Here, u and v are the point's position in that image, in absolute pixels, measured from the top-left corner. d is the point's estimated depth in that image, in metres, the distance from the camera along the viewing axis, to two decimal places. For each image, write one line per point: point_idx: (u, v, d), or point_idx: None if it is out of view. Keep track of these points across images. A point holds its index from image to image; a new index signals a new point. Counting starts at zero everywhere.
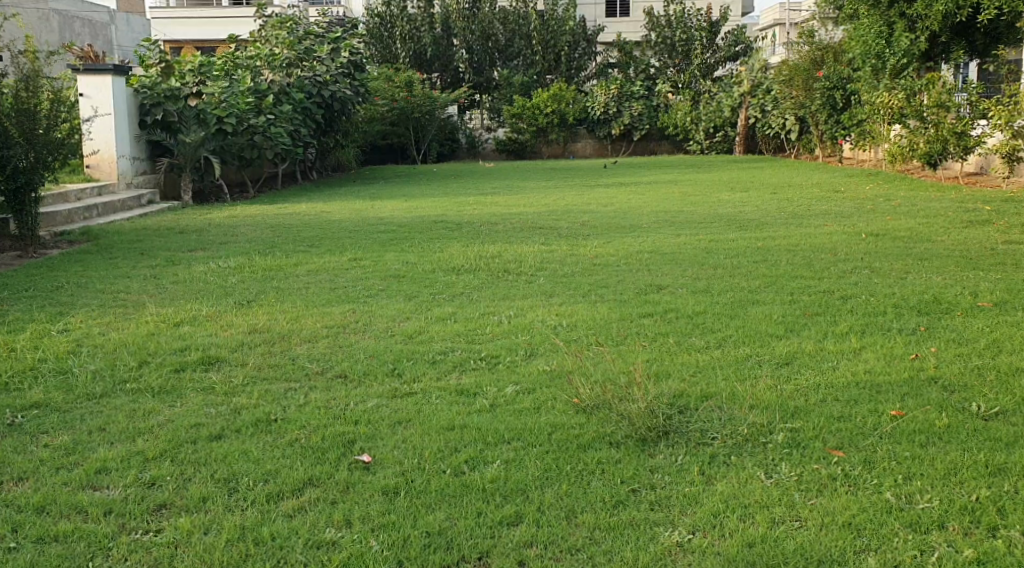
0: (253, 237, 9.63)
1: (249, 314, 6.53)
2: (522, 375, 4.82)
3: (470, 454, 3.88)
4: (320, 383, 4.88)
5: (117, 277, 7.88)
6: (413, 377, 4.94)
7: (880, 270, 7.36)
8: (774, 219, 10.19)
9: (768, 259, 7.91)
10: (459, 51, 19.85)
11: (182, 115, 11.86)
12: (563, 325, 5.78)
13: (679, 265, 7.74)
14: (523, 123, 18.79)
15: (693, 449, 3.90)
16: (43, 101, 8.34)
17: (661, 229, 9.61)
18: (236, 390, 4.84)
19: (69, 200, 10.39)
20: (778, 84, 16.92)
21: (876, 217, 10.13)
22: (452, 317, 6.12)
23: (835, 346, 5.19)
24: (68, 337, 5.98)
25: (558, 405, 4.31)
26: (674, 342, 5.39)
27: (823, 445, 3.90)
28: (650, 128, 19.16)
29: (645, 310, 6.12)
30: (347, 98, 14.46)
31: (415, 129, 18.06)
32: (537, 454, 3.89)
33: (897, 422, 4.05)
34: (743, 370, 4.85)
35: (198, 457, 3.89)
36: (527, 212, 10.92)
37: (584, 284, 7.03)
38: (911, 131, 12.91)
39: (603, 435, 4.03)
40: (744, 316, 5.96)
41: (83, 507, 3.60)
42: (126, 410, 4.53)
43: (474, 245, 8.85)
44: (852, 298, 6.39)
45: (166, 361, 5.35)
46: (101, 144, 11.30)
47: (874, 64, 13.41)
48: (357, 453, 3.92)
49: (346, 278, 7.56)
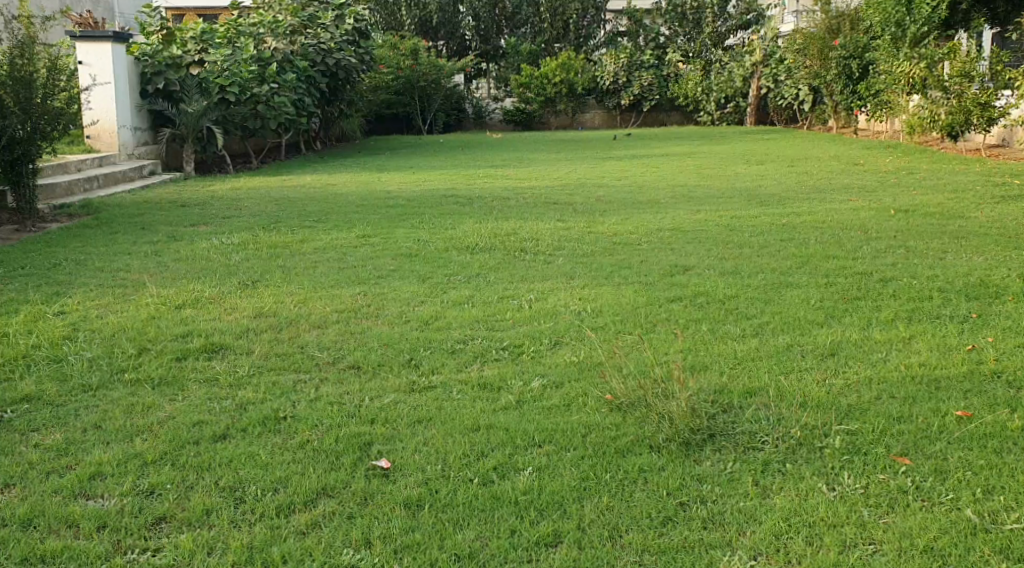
0: (258, 212, 9.30)
1: (255, 296, 6.20)
2: (549, 366, 4.49)
3: (498, 460, 3.55)
4: (331, 375, 4.55)
5: (117, 254, 7.55)
6: (431, 369, 4.61)
7: (916, 250, 7.01)
8: (796, 193, 9.84)
9: (796, 238, 7.55)
10: (466, 18, 19.28)
11: (184, 84, 11.55)
12: (588, 310, 5.44)
13: (703, 243, 7.39)
14: (531, 93, 18.44)
15: (744, 456, 3.58)
16: (40, 69, 8.00)
17: (681, 205, 9.25)
18: (240, 383, 4.51)
19: (68, 171, 10.07)
20: (790, 54, 16.49)
21: (901, 191, 9.78)
22: (468, 301, 5.79)
23: (882, 335, 4.85)
24: (63, 320, 5.65)
25: (590, 402, 3.97)
26: (707, 330, 5.06)
27: (887, 451, 3.59)
28: (660, 98, 18.77)
29: (673, 295, 5.77)
30: (352, 66, 14.03)
31: (421, 98, 17.65)
32: (571, 461, 3.56)
33: (965, 425, 3.75)
34: (786, 362, 4.51)
35: (201, 461, 3.57)
36: (539, 187, 10.57)
37: (605, 264, 6.69)
38: (932, 102, 12.57)
39: (643, 438, 3.69)
40: (779, 301, 5.62)
41: (75, 520, 3.27)
42: (122, 405, 4.20)
43: (488, 221, 8.52)
44: (892, 281, 6.05)
45: (166, 348, 5.03)
46: (100, 114, 10.94)
47: (894, 32, 12.92)
48: (374, 457, 3.59)
49: (354, 257, 7.24)
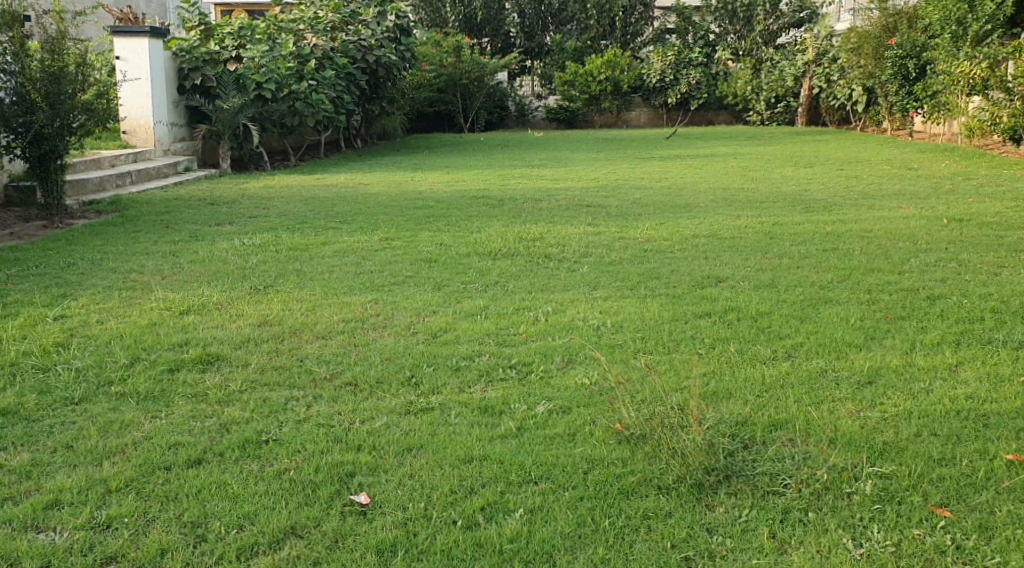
0: (286, 211, 9.07)
1: (263, 302, 5.93)
2: (557, 390, 4.19)
3: (487, 499, 3.32)
4: (325, 392, 4.26)
5: (133, 253, 7.33)
6: (432, 389, 4.32)
7: (969, 264, 6.58)
8: (842, 199, 9.42)
9: (838, 247, 7.17)
10: (511, 15, 18.96)
11: (221, 80, 11.32)
12: (606, 325, 5.12)
13: (740, 252, 7.04)
14: (575, 90, 18.09)
15: (761, 502, 3.30)
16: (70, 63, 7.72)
17: (718, 210, 8.87)
18: (229, 399, 4.22)
19: (101, 167, 9.90)
20: (844, 52, 15.79)
21: (954, 199, 9.30)
22: (482, 312, 5.48)
23: (926, 361, 4.48)
24: (62, 325, 5.42)
25: (597, 432, 3.69)
26: (735, 352, 4.70)
27: (924, 500, 3.28)
28: (708, 97, 18.35)
29: (700, 309, 5.40)
30: (393, 63, 13.71)
31: (463, 96, 17.40)
32: (569, 502, 3.31)
33: (1015, 470, 3.41)
34: (818, 391, 4.16)
35: (168, 491, 3.37)
36: (574, 189, 10.22)
37: (631, 274, 6.35)
38: (994, 104, 11.99)
39: (651, 477, 3.42)
40: (815, 319, 5.24)
41: (19, 557, 3.10)
42: (99, 422, 3.89)
43: (516, 224, 8.20)
44: (939, 299, 5.65)
45: (160, 358, 4.75)
46: (134, 108, 10.75)
47: (955, 30, 12.47)
48: (355, 491, 3.38)
49: (373, 261, 6.96)
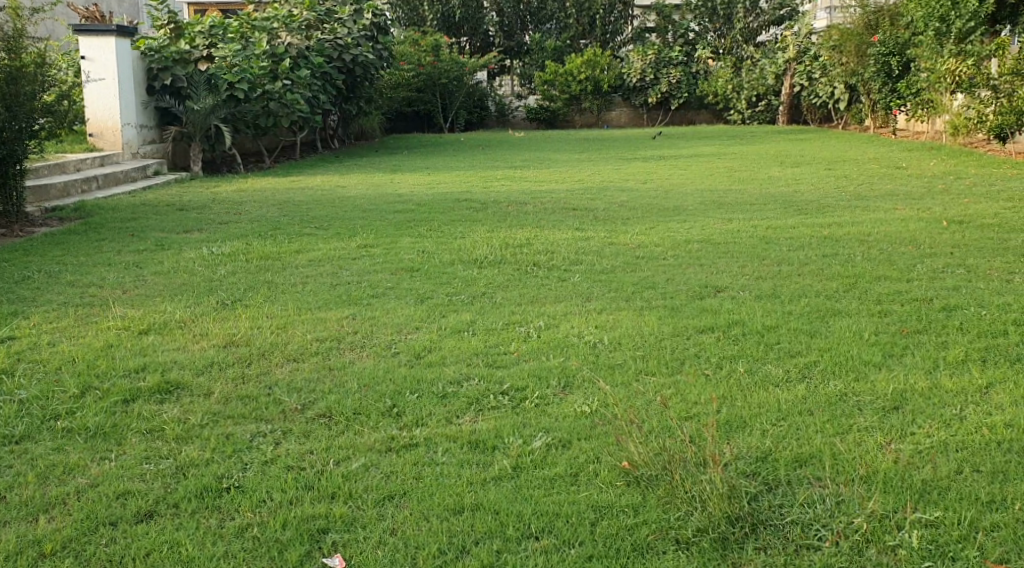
0: (258, 216, 8.64)
1: (231, 319, 5.48)
2: (553, 419, 3.79)
3: (482, 560, 3.01)
4: (296, 427, 3.85)
5: (94, 265, 6.87)
6: (415, 421, 3.89)
7: (977, 270, 6.21)
8: (836, 200, 9.06)
9: (840, 253, 6.78)
10: (489, 14, 18.55)
11: (192, 80, 10.87)
12: (603, 342, 4.72)
13: (736, 258, 6.66)
14: (555, 90, 17.67)
15: (794, 559, 3.03)
16: (29, 62, 7.28)
17: (711, 212, 8.49)
18: (187, 437, 3.78)
19: (66, 171, 9.43)
20: (825, 50, 15.49)
21: (949, 199, 8.96)
22: (468, 329, 5.07)
23: (954, 381, 4.09)
24: (9, 349, 4.95)
25: (602, 472, 3.38)
26: (744, 373, 4.29)
27: (981, 555, 3.03)
28: (688, 97, 17.96)
29: (702, 323, 4.99)
30: (370, 63, 13.25)
31: (442, 96, 16.93)
32: (576, 562, 3.02)
33: None
34: (839, 417, 3.79)
35: (112, 554, 3.03)
36: (559, 191, 9.83)
37: (625, 283, 5.96)
38: (980, 101, 11.61)
39: (668, 529, 3.13)
40: (827, 333, 4.85)
41: None
42: (40, 464, 3.44)
43: (499, 229, 7.81)
44: (957, 310, 5.26)
45: (113, 387, 4.28)
46: (103, 111, 10.27)
47: (937, 27, 12.09)
48: (328, 550, 3.05)
49: (350, 271, 6.54)
